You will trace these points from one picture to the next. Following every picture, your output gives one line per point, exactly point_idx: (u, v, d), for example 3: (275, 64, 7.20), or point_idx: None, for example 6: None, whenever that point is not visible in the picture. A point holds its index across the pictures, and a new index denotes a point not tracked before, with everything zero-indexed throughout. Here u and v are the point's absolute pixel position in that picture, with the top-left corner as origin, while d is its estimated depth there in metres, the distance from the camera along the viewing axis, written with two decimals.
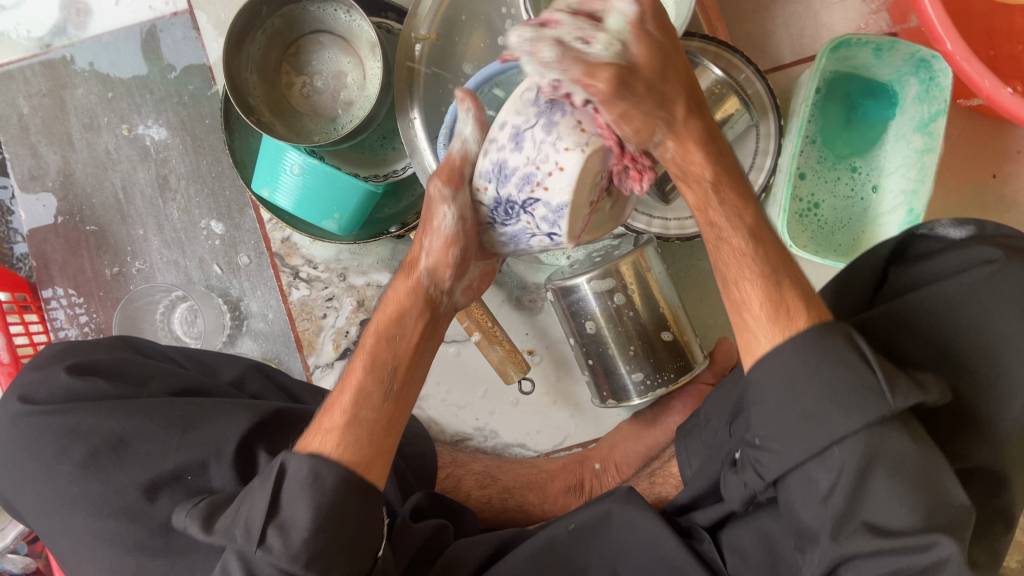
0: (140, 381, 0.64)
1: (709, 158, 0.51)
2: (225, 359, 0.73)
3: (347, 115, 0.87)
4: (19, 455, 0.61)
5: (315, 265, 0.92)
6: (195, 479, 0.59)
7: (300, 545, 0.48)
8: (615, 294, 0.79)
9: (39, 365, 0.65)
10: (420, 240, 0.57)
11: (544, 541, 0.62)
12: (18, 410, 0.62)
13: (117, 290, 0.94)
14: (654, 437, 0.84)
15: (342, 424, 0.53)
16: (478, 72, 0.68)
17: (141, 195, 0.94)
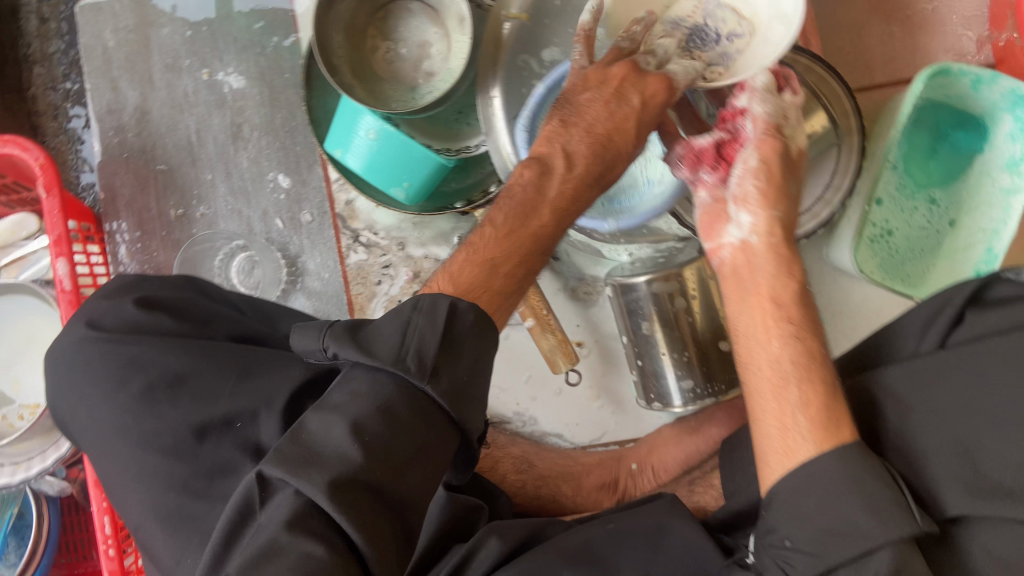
0: (203, 323, 0.65)
1: (775, 277, 0.57)
2: (287, 311, 0.73)
3: (428, 85, 0.86)
4: (80, 380, 0.62)
5: (376, 231, 0.93)
6: (245, 426, 0.59)
7: (461, 382, 0.48)
8: (676, 298, 0.77)
9: (109, 293, 0.66)
10: (589, 130, 0.60)
11: (582, 542, 0.65)
12: (83, 335, 0.63)
13: (179, 232, 0.94)
14: (695, 446, 0.83)
15: (483, 259, 0.56)
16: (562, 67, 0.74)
17: (214, 141, 0.94)
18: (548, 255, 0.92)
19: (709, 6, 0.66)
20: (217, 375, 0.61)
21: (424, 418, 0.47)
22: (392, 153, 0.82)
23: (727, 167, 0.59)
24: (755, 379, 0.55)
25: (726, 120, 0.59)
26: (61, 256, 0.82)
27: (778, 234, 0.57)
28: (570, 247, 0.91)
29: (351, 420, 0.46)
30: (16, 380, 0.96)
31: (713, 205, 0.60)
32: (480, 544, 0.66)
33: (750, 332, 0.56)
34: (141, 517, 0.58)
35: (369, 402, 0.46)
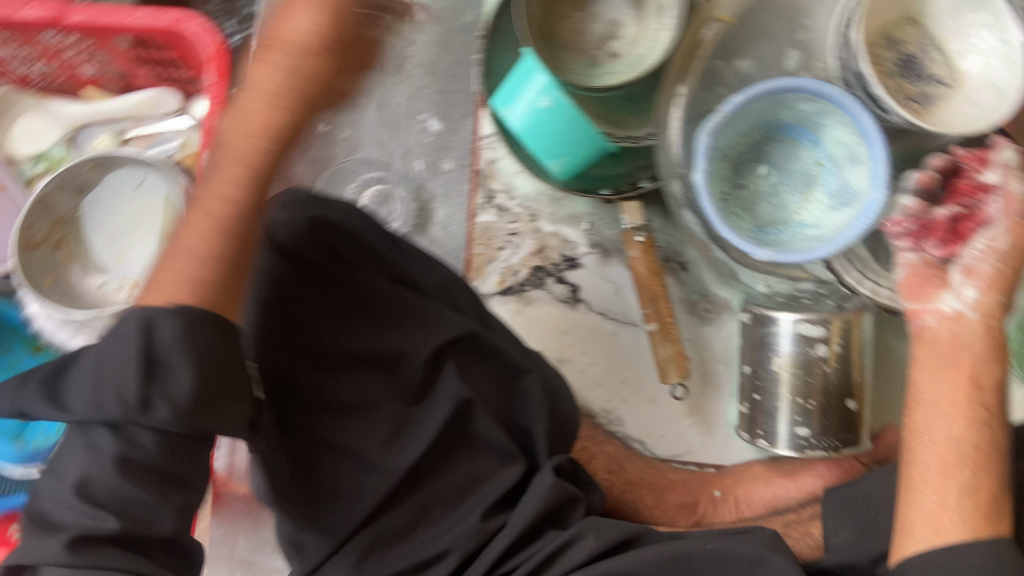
0: (369, 254, 0.66)
1: (981, 356, 0.59)
2: (435, 263, 0.71)
3: (610, 65, 0.84)
4: (243, 278, 0.62)
5: (512, 197, 0.92)
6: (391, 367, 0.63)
7: (184, 401, 0.49)
8: (819, 345, 0.76)
9: (282, 204, 0.64)
10: (264, 64, 0.59)
11: (680, 551, 0.63)
12: (259, 238, 0.62)
13: (319, 148, 0.93)
14: (785, 488, 0.82)
15: (187, 264, 0.56)
16: (763, 86, 0.76)
17: (376, 68, 0.92)
18: (677, 263, 0.90)
19: (925, 44, 0.77)
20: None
21: (147, 449, 0.49)
22: (559, 126, 0.81)
23: (958, 241, 0.63)
24: (925, 451, 0.58)
25: (966, 194, 0.64)
26: (213, 146, 0.82)
27: (995, 316, 0.61)
28: (701, 259, 0.90)
29: (81, 478, 0.48)
30: (121, 252, 0.94)
31: (924, 268, 0.64)
32: (577, 537, 0.64)
33: (935, 403, 0.59)
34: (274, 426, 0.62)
35: (95, 458, 0.48)
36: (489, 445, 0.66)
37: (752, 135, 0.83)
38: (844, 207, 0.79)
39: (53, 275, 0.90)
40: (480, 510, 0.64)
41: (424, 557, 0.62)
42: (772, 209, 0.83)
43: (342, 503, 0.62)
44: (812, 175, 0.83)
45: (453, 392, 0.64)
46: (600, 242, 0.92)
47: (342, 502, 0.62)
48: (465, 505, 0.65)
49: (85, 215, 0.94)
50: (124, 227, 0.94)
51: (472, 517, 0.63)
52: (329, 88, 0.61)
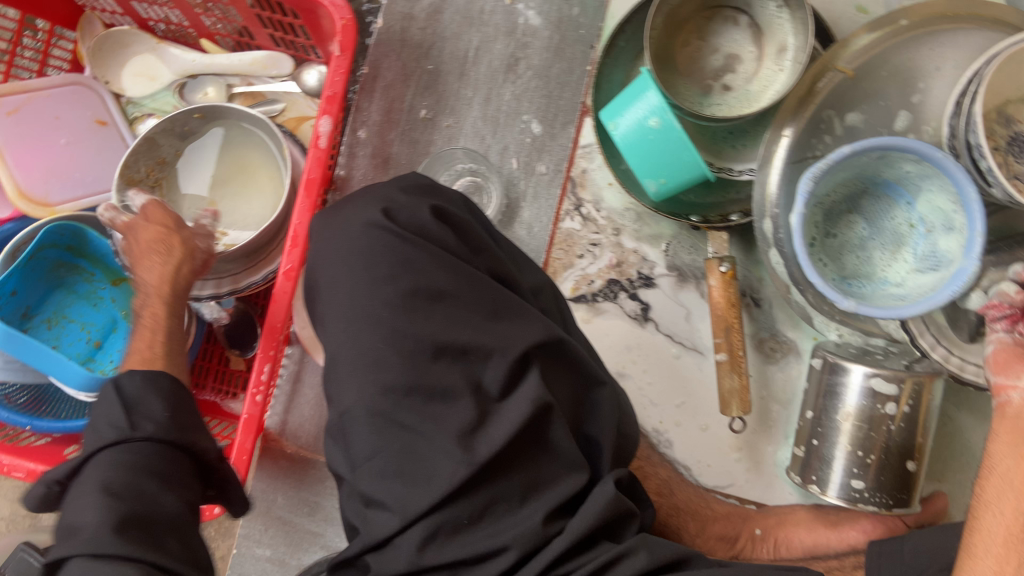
0: (473, 249, 0.67)
1: None
2: (528, 264, 0.72)
3: (720, 97, 0.86)
4: (356, 258, 0.63)
5: (599, 209, 0.93)
6: (476, 362, 0.62)
7: (164, 419, 0.63)
8: (889, 403, 0.77)
9: (405, 188, 0.68)
10: (150, 220, 0.79)
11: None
12: (376, 219, 0.64)
13: (420, 132, 0.95)
14: (827, 538, 0.83)
15: (157, 356, 0.72)
16: (869, 140, 0.76)
17: (488, 64, 0.95)
18: (751, 299, 0.92)
19: None
20: (467, 308, 0.63)
21: (139, 457, 0.58)
22: (664, 150, 0.81)
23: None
24: (992, 521, 0.59)
25: None
26: (327, 115, 0.84)
27: None
28: (777, 298, 0.91)
29: (103, 487, 0.55)
30: (213, 200, 0.95)
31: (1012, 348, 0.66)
32: (630, 550, 0.60)
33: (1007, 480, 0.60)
34: (353, 404, 0.60)
35: (114, 471, 0.56)
36: (560, 451, 0.64)
37: (848, 187, 0.85)
38: (929, 270, 0.80)
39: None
40: (543, 511, 0.60)
41: (483, 556, 0.58)
42: (858, 261, 0.85)
43: (406, 485, 0.58)
44: (902, 234, 0.84)
45: (531, 394, 0.61)
46: (679, 266, 0.93)
47: (407, 483, 0.58)
48: (530, 506, 0.61)
49: (184, 158, 0.95)
50: (219, 175, 0.96)
51: (535, 518, 0.60)
52: (188, 228, 0.80)
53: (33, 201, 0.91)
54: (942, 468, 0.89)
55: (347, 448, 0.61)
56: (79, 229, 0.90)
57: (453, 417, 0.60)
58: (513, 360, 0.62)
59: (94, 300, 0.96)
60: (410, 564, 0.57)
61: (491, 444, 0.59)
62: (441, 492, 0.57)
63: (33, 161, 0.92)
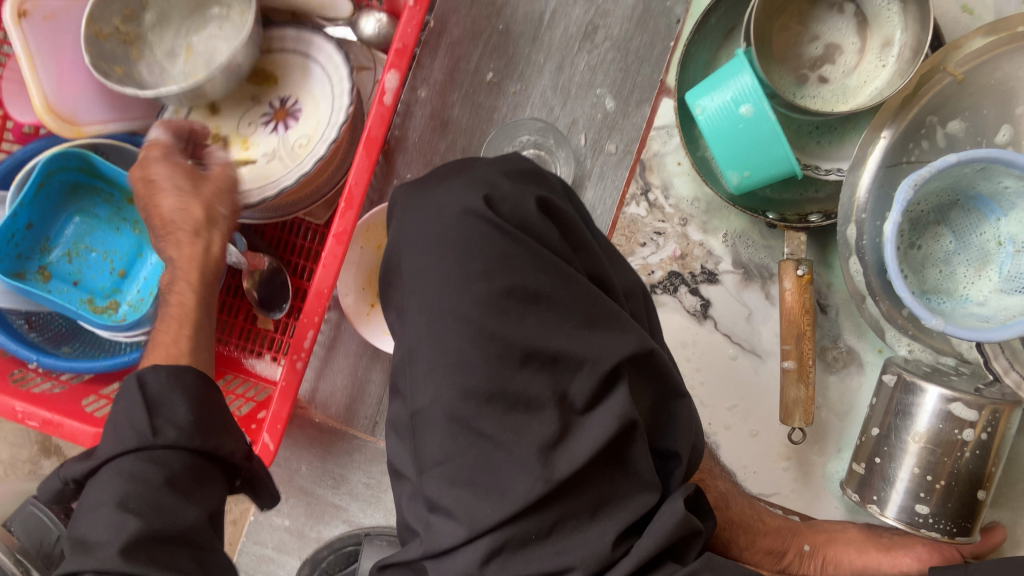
0: (570, 247, 0.61)
1: None
2: (621, 262, 0.66)
3: (816, 89, 0.82)
4: (447, 247, 0.58)
5: (668, 196, 0.88)
6: (564, 371, 0.57)
7: (188, 425, 0.57)
8: (967, 428, 0.73)
9: (508, 171, 0.61)
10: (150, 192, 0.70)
11: None
12: (473, 205, 0.58)
13: (484, 97, 0.89)
14: (878, 561, 0.80)
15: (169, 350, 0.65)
16: (977, 150, 0.72)
17: (564, 30, 0.89)
18: (819, 305, 0.88)
19: None
20: (561, 313, 0.57)
21: (160, 465, 0.54)
22: (750, 140, 0.77)
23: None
24: None
25: None
26: (395, 68, 0.78)
27: None
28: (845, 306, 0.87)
29: (118, 499, 0.51)
30: (189, 48, 0.85)
31: None
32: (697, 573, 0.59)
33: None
34: (428, 404, 0.56)
35: (135, 483, 0.52)
36: (637, 470, 0.62)
37: (940, 196, 0.80)
38: (1016, 292, 0.76)
39: (124, 66, 0.80)
40: (613, 532, 0.58)
41: (549, 574, 0.56)
42: (940, 276, 0.81)
43: (478, 496, 0.54)
44: (989, 251, 0.79)
45: (620, 410, 0.57)
46: (745, 263, 0.88)
47: (479, 494, 0.54)
48: (600, 523, 0.59)
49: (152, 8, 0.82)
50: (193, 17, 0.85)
51: (605, 539, 0.58)
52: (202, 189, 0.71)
53: (61, 118, 0.80)
54: (996, 494, 0.86)
55: (415, 448, 0.58)
56: (82, 154, 0.81)
57: (536, 429, 0.56)
58: (604, 372, 0.57)
59: (117, 224, 0.90)
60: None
61: (571, 461, 0.55)
62: (515, 508, 0.53)
63: (64, 72, 0.80)
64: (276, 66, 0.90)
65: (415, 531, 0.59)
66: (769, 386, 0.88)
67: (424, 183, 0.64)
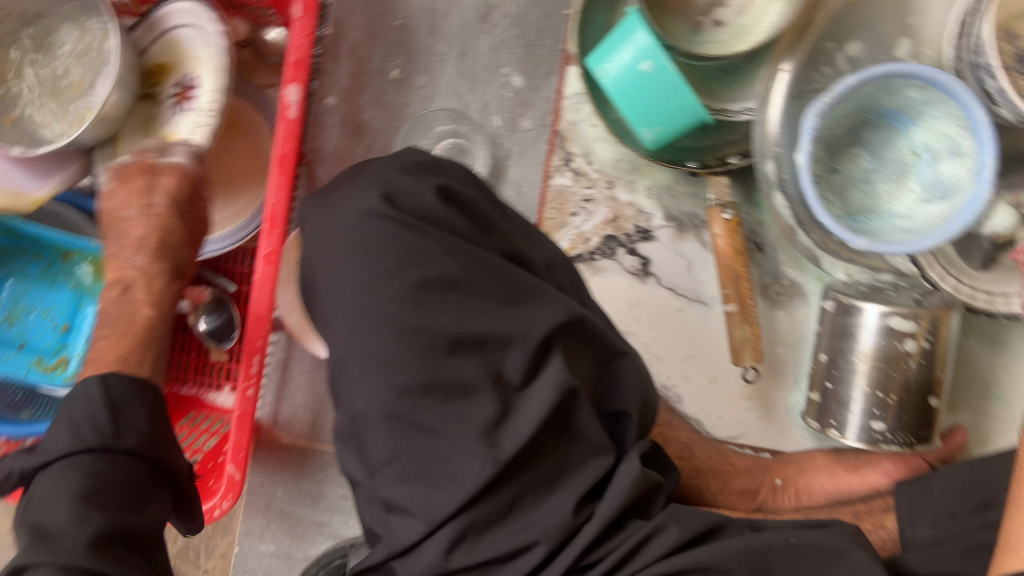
0: (480, 228, 0.61)
1: None
2: (540, 238, 0.65)
3: (712, 34, 0.83)
4: (357, 251, 0.58)
5: (591, 162, 0.89)
6: (495, 352, 0.58)
7: (150, 432, 0.60)
8: (910, 339, 0.74)
9: (405, 167, 0.61)
10: (128, 211, 0.76)
11: (760, 545, 0.64)
12: (376, 206, 0.58)
13: (393, 95, 0.89)
14: (849, 482, 0.81)
15: (125, 354, 0.68)
16: (875, 67, 0.73)
17: (460, 16, 0.89)
18: (754, 244, 0.89)
19: None
20: (481, 296, 0.58)
21: (120, 469, 0.57)
22: (655, 94, 0.77)
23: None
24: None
25: None
26: (294, 82, 0.77)
27: None
28: (779, 241, 0.88)
29: (76, 499, 0.53)
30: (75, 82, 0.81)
31: None
32: (660, 526, 0.63)
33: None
34: (366, 408, 0.56)
35: (91, 478, 0.55)
36: (587, 434, 0.62)
37: (849, 119, 0.81)
38: (938, 200, 0.77)
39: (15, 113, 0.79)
40: (572, 499, 0.59)
41: (514, 551, 0.57)
42: (863, 196, 0.82)
43: (430, 488, 0.55)
44: (907, 164, 0.81)
45: (556, 380, 0.58)
46: (676, 215, 0.89)
47: (430, 486, 0.55)
48: (558, 493, 0.60)
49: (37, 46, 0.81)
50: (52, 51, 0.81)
51: (565, 507, 0.58)
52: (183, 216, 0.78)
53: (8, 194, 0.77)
54: (954, 399, 0.88)
55: (362, 452, 0.58)
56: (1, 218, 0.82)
57: (476, 414, 0.56)
58: (534, 347, 0.58)
59: (51, 279, 0.89)
60: (437, 567, 0.56)
61: (516, 438, 0.56)
62: (468, 494, 0.54)
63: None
64: (167, 54, 0.83)
65: (378, 533, 0.60)
66: (720, 332, 0.90)
67: (328, 193, 0.64)
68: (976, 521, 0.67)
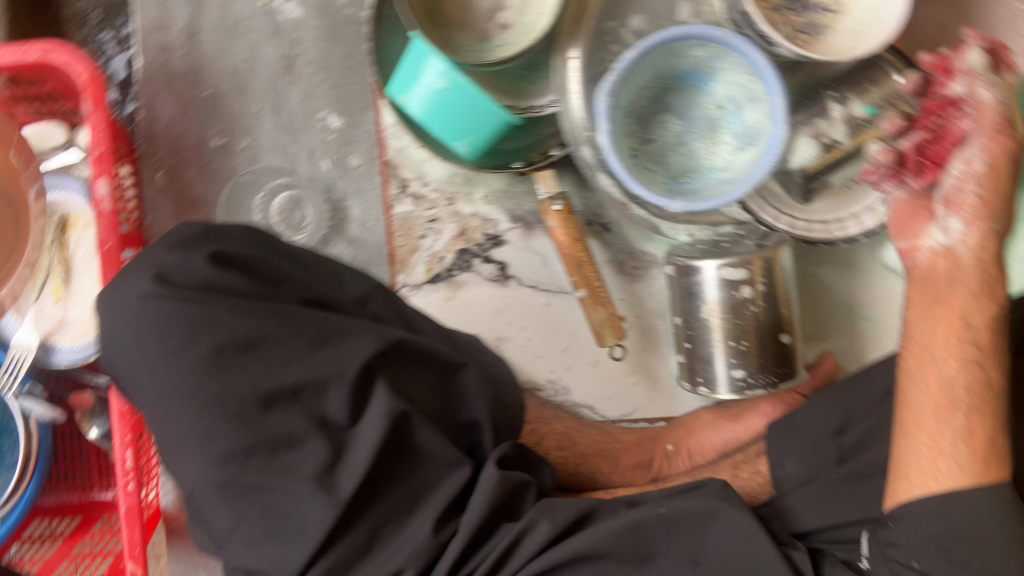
0: (272, 283, 0.62)
1: (956, 287, 0.62)
2: (347, 274, 0.68)
3: (500, 37, 0.84)
4: (145, 336, 0.58)
5: (426, 183, 0.90)
6: (313, 397, 0.59)
7: None
8: (743, 286, 0.77)
9: (175, 244, 0.61)
10: None
11: (633, 521, 0.65)
12: (150, 289, 0.58)
13: (218, 163, 0.90)
14: (734, 432, 0.83)
15: None
16: (653, 37, 0.76)
17: (265, 71, 0.90)
18: (600, 225, 0.91)
19: None
20: (285, 346, 0.59)
21: None
22: (456, 107, 0.79)
23: (936, 168, 0.63)
24: (918, 394, 0.62)
25: (934, 113, 0.63)
26: (102, 175, 0.79)
27: (988, 244, 0.62)
28: (622, 218, 0.90)
29: None
30: None
31: (909, 202, 0.65)
32: (532, 523, 0.64)
33: (929, 344, 0.63)
34: (197, 482, 0.57)
35: None
36: (433, 453, 0.63)
37: (651, 89, 0.82)
38: (748, 147, 0.79)
39: None
40: (431, 520, 0.60)
41: None
42: (683, 158, 0.83)
43: (278, 545, 0.56)
44: (715, 118, 0.83)
45: (382, 409, 0.59)
46: (520, 215, 0.91)
47: (279, 543, 0.56)
48: (417, 516, 0.60)
49: None
50: None
51: (424, 529, 0.59)
52: None
53: None
54: (823, 328, 0.90)
55: (207, 526, 0.58)
56: None
57: (306, 461, 0.57)
58: (351, 382, 0.59)
59: None
60: None
61: (352, 476, 0.57)
62: (317, 541, 0.55)
63: None
64: None
65: None
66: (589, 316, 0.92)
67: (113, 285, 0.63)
68: (833, 450, 0.70)
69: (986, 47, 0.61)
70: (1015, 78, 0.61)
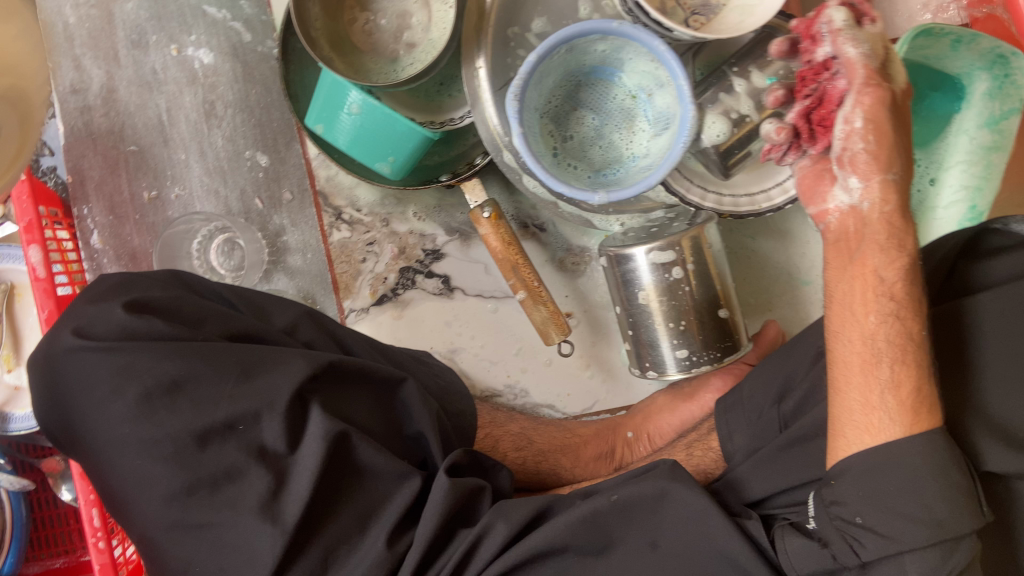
0: (195, 323, 0.63)
1: (868, 248, 0.60)
2: (273, 305, 0.70)
3: (409, 57, 0.86)
4: (76, 390, 0.60)
5: (359, 208, 0.91)
6: (248, 428, 0.59)
7: None
8: (674, 267, 0.78)
9: (93, 297, 0.63)
10: None
11: (586, 513, 0.65)
12: (72, 343, 0.60)
13: (153, 215, 0.91)
14: (690, 411, 0.84)
15: None
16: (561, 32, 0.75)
17: (186, 120, 0.91)
18: (536, 226, 0.92)
19: None
20: (213, 382, 0.59)
21: None
22: (373, 131, 0.79)
23: (826, 132, 0.60)
24: (844, 349, 0.61)
25: (811, 79, 0.60)
26: (33, 243, 0.79)
27: (894, 197, 0.59)
28: (555, 217, 0.91)
29: None
30: None
31: (813, 168, 0.63)
32: (488, 527, 0.65)
33: (848, 301, 0.61)
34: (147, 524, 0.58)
35: None
36: (378, 469, 0.63)
37: (562, 88, 0.84)
38: (664, 131, 0.80)
39: None
40: (384, 534, 0.61)
41: None
42: (603, 151, 0.85)
43: None
44: (629, 107, 0.84)
45: (319, 432, 0.60)
46: (456, 227, 0.92)
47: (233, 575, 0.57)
48: (371, 532, 0.61)
49: None
50: None
51: (378, 545, 0.60)
52: None
53: None
54: (766, 298, 0.92)
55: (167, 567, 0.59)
56: None
57: (248, 493, 0.58)
58: (284, 410, 0.60)
59: None
60: None
61: (296, 502, 0.58)
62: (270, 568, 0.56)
63: None
64: None
65: None
66: None
67: None
68: (776, 415, 0.71)
69: (844, 2, 0.57)
70: (881, 28, 0.58)
